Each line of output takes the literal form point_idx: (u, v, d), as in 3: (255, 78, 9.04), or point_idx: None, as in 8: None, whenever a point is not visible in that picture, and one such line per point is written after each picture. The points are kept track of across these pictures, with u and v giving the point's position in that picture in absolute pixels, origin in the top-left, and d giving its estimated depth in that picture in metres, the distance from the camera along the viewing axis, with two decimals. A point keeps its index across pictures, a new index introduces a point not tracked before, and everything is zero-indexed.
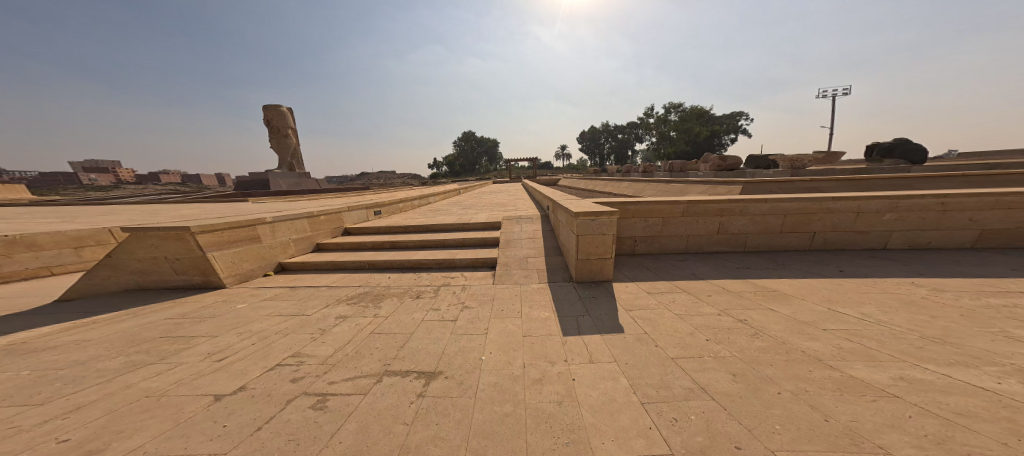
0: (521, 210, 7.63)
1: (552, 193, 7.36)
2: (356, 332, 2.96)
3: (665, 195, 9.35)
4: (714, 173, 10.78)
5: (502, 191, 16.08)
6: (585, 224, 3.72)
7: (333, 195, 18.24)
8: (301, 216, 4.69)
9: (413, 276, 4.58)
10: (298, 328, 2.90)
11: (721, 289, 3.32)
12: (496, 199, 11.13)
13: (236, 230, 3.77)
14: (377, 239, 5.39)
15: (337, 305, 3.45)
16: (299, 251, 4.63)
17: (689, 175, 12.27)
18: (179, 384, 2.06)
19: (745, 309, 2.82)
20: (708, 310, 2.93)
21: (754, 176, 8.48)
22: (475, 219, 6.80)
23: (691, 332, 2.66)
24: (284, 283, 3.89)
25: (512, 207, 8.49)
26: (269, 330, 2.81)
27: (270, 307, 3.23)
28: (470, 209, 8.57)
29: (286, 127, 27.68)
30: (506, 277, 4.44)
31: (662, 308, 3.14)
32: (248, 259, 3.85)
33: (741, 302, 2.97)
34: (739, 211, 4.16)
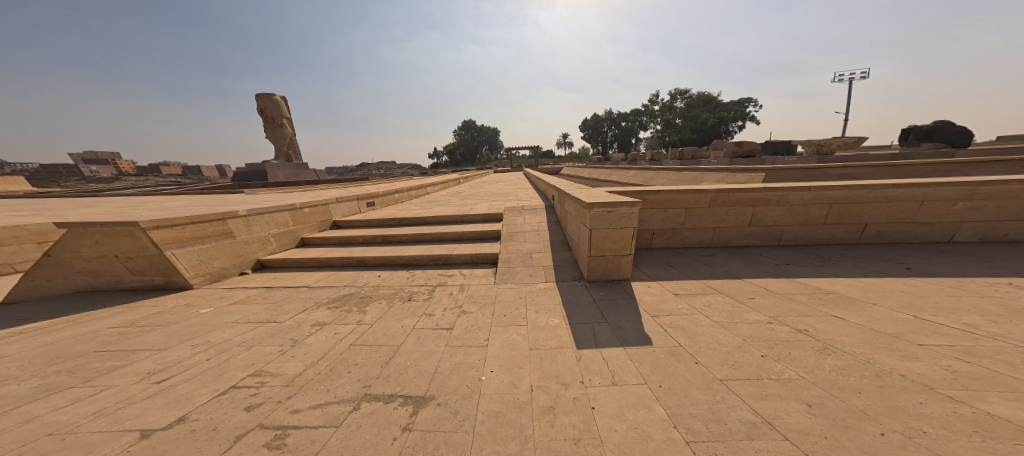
0: (525, 200, 7.11)
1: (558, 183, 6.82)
2: (334, 343, 2.52)
3: (677, 183, 8.77)
4: (729, 160, 10.13)
5: (503, 180, 15.52)
6: (599, 217, 3.21)
7: (329, 186, 17.66)
8: (281, 209, 4.21)
9: (406, 274, 4.13)
10: (265, 339, 2.46)
11: (765, 290, 2.83)
12: (496, 189, 10.58)
13: (203, 225, 3.31)
14: (367, 233, 4.92)
15: (315, 310, 3.01)
16: (281, 246, 4.19)
17: (702, 163, 11.59)
18: (97, 416, 1.63)
19: (803, 317, 2.35)
20: (755, 318, 2.47)
21: (776, 163, 7.86)
22: (475, 210, 6.30)
23: (740, 346, 2.20)
24: (260, 283, 3.44)
25: (515, 197, 7.96)
26: (232, 341, 2.38)
27: (238, 312, 2.80)
28: (469, 200, 8.04)
29: (281, 116, 26.90)
30: (509, 275, 3.98)
31: (693, 314, 2.68)
32: (220, 256, 3.41)
33: (794, 308, 2.50)
34: (776, 201, 3.62)
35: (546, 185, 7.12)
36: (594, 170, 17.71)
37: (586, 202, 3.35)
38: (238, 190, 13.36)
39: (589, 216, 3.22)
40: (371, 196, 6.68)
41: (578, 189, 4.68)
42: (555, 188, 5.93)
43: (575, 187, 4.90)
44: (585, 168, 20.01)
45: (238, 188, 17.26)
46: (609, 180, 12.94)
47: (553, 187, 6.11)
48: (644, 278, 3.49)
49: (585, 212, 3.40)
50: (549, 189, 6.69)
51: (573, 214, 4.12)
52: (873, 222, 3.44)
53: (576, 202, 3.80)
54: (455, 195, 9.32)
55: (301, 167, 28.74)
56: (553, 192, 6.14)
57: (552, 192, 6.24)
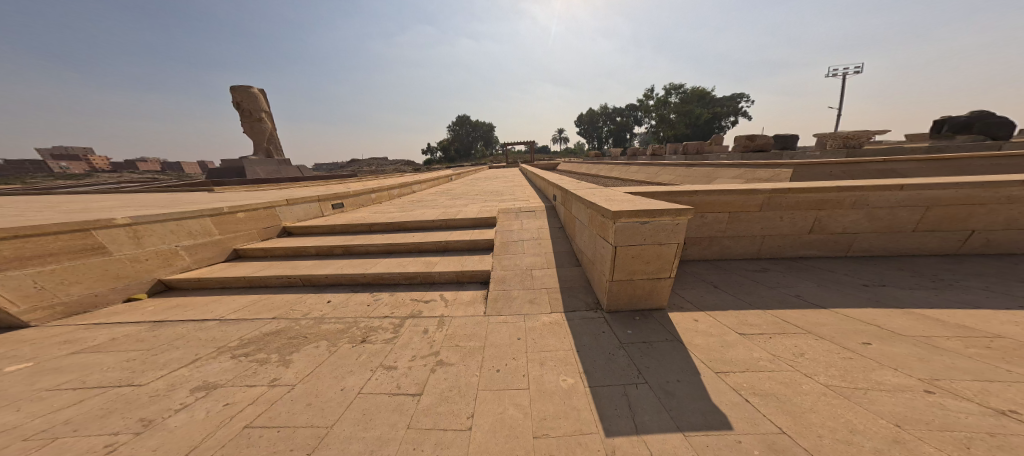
0: (522, 201, 6.19)
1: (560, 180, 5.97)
2: (211, 427, 1.68)
3: (688, 181, 7.95)
4: (740, 156, 9.37)
5: (497, 178, 14.54)
6: (627, 229, 2.31)
7: (310, 184, 16.35)
8: (189, 215, 3.43)
9: (368, 299, 3.20)
10: (91, 424, 1.64)
11: (880, 331, 1.99)
12: (489, 187, 9.61)
13: (47, 240, 2.57)
14: (326, 244, 3.95)
15: (212, 361, 2.17)
16: (193, 262, 3.44)
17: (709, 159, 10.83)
18: None
19: (988, 383, 1.52)
20: (898, 382, 1.61)
21: (797, 158, 7.07)
22: (463, 212, 5.35)
23: (909, 439, 1.32)
24: (145, 319, 2.62)
25: (510, 196, 7.02)
26: (22, 434, 1.56)
27: (76, 369, 2.00)
28: (458, 200, 7.07)
29: (259, 109, 25.18)
30: (504, 302, 3.10)
31: (782, 371, 1.83)
32: (77, 280, 2.68)
33: (950, 364, 1.66)
34: (851, 203, 2.78)
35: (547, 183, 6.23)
36: (593, 167, 16.82)
37: (606, 208, 2.46)
38: (205, 189, 12.02)
39: (613, 228, 2.32)
40: (338, 197, 5.68)
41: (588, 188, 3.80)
42: (559, 186, 5.03)
43: (584, 186, 4.01)
44: (583, 165, 19.12)
45: (208, 186, 15.84)
46: (610, 177, 12.07)
47: (556, 185, 5.20)
48: (688, 308, 2.66)
49: (605, 222, 2.50)
50: (551, 187, 5.78)
51: (584, 220, 3.24)
52: (980, 228, 2.65)
53: (590, 205, 2.92)
54: (442, 195, 8.32)
55: (283, 164, 27.11)
56: (557, 191, 5.23)
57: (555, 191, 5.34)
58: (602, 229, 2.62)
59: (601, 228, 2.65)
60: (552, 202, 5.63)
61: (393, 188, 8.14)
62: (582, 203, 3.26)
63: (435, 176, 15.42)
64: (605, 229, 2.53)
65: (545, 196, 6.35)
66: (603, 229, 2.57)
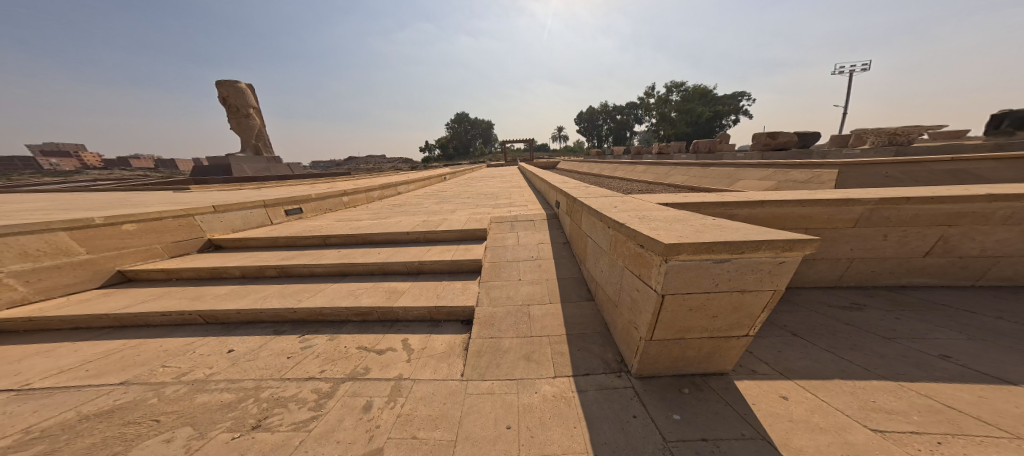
0: (519, 206, 5.31)
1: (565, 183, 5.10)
2: None
3: (707, 182, 7.05)
4: (761, 155, 8.41)
5: (495, 177, 13.59)
6: (686, 271, 1.43)
7: (297, 184, 15.42)
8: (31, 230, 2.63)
9: (292, 350, 2.36)
10: None
11: None
12: (484, 187, 8.67)
13: None
14: (252, 266, 3.16)
15: None
16: (35, 293, 2.64)
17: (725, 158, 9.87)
18: None
19: None
20: None
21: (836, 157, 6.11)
22: (448, 221, 4.48)
23: None
24: None
25: (506, 200, 6.13)
26: None
27: None
28: (448, 203, 6.15)
29: (248, 105, 24.08)
30: (480, 359, 2.30)
31: None
32: None
33: None
34: (994, 218, 2.12)
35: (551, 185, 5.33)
36: (598, 165, 15.88)
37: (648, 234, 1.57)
38: (180, 189, 11.13)
39: (662, 269, 1.43)
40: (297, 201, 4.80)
41: (602, 196, 2.95)
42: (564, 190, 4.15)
43: (597, 193, 3.14)
44: (587, 163, 18.15)
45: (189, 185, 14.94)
46: (617, 176, 11.13)
47: (561, 189, 4.31)
48: (770, 372, 1.84)
49: (643, 255, 1.62)
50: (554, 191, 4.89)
51: (602, 241, 2.37)
52: None
53: (613, 225, 2.04)
54: (431, 197, 7.42)
55: (275, 162, 26.07)
56: (562, 196, 4.34)
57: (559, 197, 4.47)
58: (636, 262, 1.74)
59: (635, 261, 1.77)
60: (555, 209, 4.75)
61: (374, 189, 7.19)
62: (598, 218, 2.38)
63: (431, 175, 14.49)
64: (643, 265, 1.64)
65: (547, 201, 5.48)
66: (640, 265, 1.69)
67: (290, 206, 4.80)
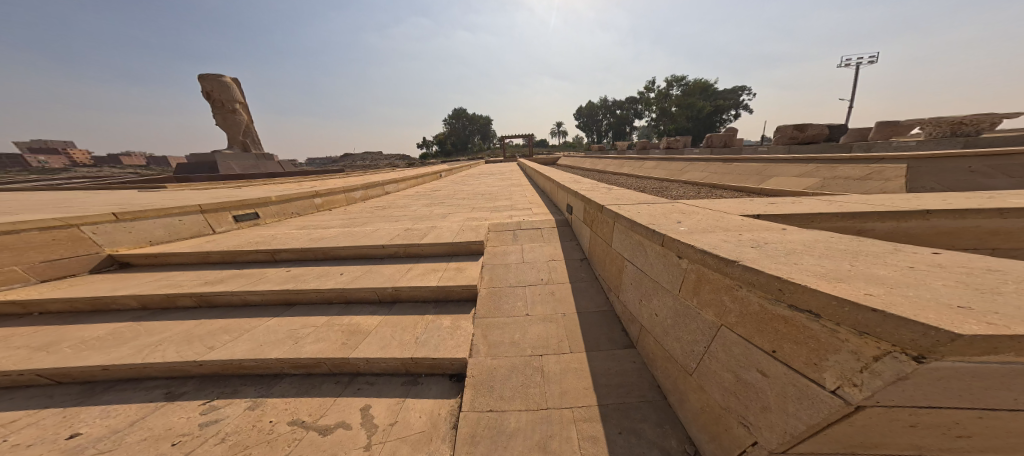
0: (522, 210, 4.51)
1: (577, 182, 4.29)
2: None
3: (735, 179, 6.24)
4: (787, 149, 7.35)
5: (495, 174, 12.76)
6: (962, 381, 0.71)
7: (286, 182, 14.52)
8: None
9: (185, 433, 1.61)
10: None
11: None
12: (484, 186, 7.85)
13: None
14: (153, 295, 2.37)
15: None
16: None
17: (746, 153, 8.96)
18: None
19: None
20: None
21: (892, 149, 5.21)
22: (434, 228, 3.68)
23: None
24: None
25: (506, 201, 5.31)
26: None
27: None
28: (438, 205, 5.33)
29: (234, 100, 22.94)
30: (456, 451, 1.52)
31: None
32: None
33: None
34: None
35: (558, 184, 4.53)
36: (603, 160, 15.00)
37: (844, 295, 0.85)
38: (152, 186, 10.24)
39: (898, 372, 0.73)
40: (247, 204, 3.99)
41: (638, 204, 2.16)
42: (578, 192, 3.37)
43: (629, 199, 2.36)
44: (591, 159, 17.24)
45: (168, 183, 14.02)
46: (626, 173, 10.27)
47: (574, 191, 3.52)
48: None
49: (807, 327, 0.90)
50: (564, 192, 4.11)
51: (659, 272, 1.64)
52: None
53: (698, 256, 1.31)
54: (421, 197, 6.58)
55: (264, 158, 25.00)
56: (574, 199, 3.57)
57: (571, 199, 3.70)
58: (768, 330, 1.02)
59: (762, 326, 1.05)
60: (565, 213, 3.98)
61: (354, 188, 6.32)
62: (653, 239, 1.64)
63: (426, 172, 13.59)
64: (800, 342, 0.93)
65: (554, 203, 4.71)
66: (784, 337, 0.97)
67: (241, 211, 3.97)
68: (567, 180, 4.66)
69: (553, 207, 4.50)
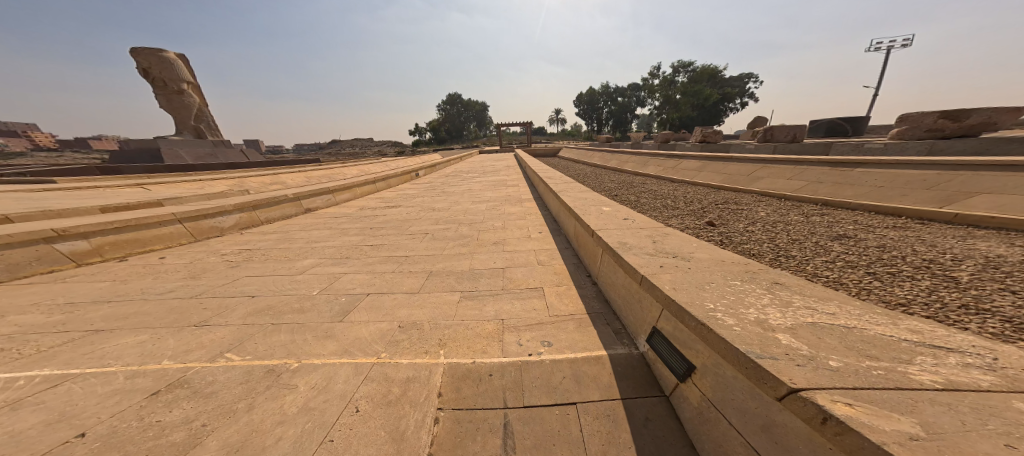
0: (520, 296, 2.16)
1: (653, 236, 1.82)
2: None
3: (866, 187, 3.70)
4: (924, 148, 4.32)
5: (489, 171, 10.12)
6: None
7: (233, 176, 11.82)
8: None
9: None
10: None
11: None
12: (465, 198, 5.29)
13: None
14: None
15: None
16: None
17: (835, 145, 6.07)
18: None
19: None
20: None
21: None
22: (246, 386, 1.42)
23: None
24: None
25: (487, 250, 2.91)
26: None
27: None
28: (363, 254, 2.84)
29: (181, 80, 19.58)
30: None
31: None
32: None
33: None
34: None
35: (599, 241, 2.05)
36: (618, 154, 12.27)
37: None
38: (29, 186, 7.70)
39: None
40: None
41: None
42: (730, 339, 0.93)
43: None
44: (601, 150, 14.51)
45: (87, 177, 11.35)
46: (657, 173, 7.71)
47: (697, 321, 1.05)
48: None
49: None
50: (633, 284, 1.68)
51: None
52: None
53: None
54: (356, 219, 4.06)
55: (222, 145, 21.68)
56: (698, 346, 1.17)
57: (676, 332, 1.31)
58: None
59: None
60: (641, 345, 1.64)
61: (231, 211, 3.49)
62: None
63: (402, 167, 10.82)
64: None
65: (592, 282, 2.32)
66: None
67: None
68: (619, 222, 2.16)
69: (596, 298, 2.12)
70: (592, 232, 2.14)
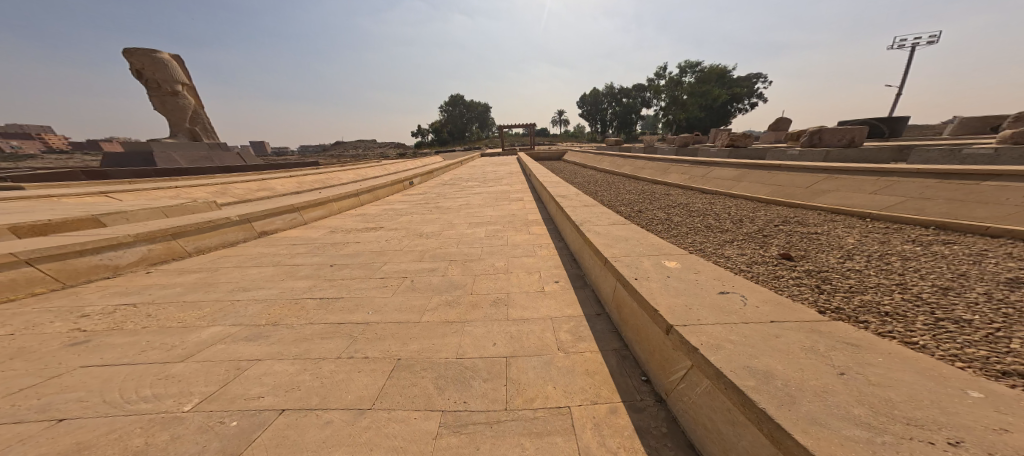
0: (531, 433, 1.28)
1: (792, 378, 0.94)
2: None
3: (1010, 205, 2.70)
4: None
5: (488, 179, 9.26)
6: None
7: (215, 181, 11.05)
8: None
9: None
10: None
11: None
12: (458, 217, 4.41)
13: None
14: None
15: None
16: None
17: (908, 150, 5.03)
18: None
19: None
20: None
21: None
22: None
23: None
24: None
25: (482, 321, 2.05)
26: None
27: None
28: (303, 330, 1.99)
29: (175, 81, 19.03)
30: None
31: None
32: None
33: None
34: None
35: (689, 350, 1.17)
36: (632, 158, 11.26)
37: None
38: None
39: None
40: None
41: None
42: None
43: None
44: (609, 155, 13.63)
45: (62, 182, 10.61)
46: (682, 182, 6.77)
47: None
48: None
49: None
50: None
51: None
52: None
53: None
54: (317, 250, 3.17)
55: (217, 147, 21.08)
56: None
57: None
58: None
59: None
60: None
61: (133, 242, 2.57)
62: None
63: (395, 174, 10.01)
64: None
65: (655, 398, 1.44)
66: None
67: None
68: (703, 315, 1.27)
69: (669, 439, 1.23)
70: (670, 329, 1.25)
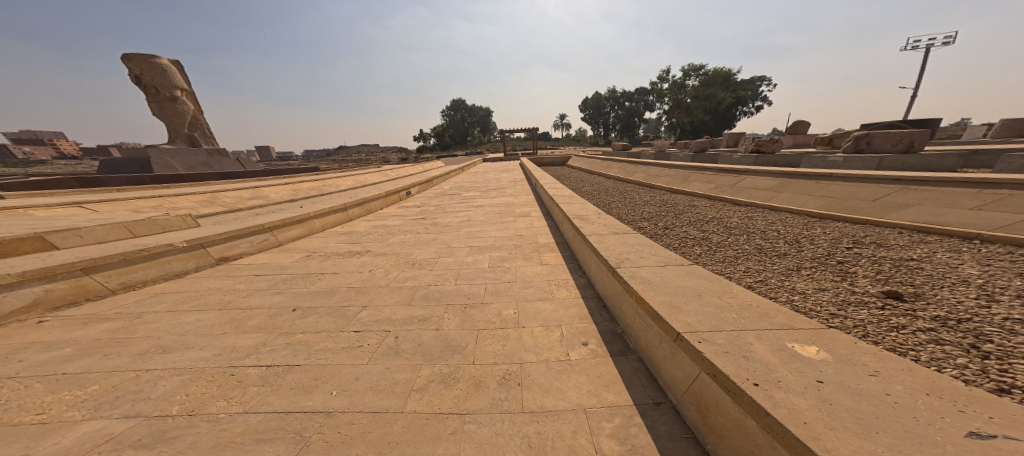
0: None
1: None
2: None
3: None
4: None
5: (491, 189, 8.68)
6: None
7: (207, 190, 10.60)
8: None
9: None
10: None
11: None
12: (457, 237, 3.80)
13: None
14: None
15: None
16: None
17: (984, 155, 4.30)
18: None
19: None
20: None
21: None
22: None
23: None
24: None
25: (493, 419, 1.40)
26: None
27: None
28: (227, 428, 1.34)
29: (175, 87, 18.85)
30: None
31: None
32: None
33: None
34: None
35: None
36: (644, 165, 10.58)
37: None
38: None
39: None
40: None
41: None
42: None
43: None
44: (617, 162, 13.03)
45: (49, 190, 10.17)
46: (707, 192, 6.10)
47: None
48: None
49: None
50: None
51: None
52: None
53: None
54: (282, 286, 2.55)
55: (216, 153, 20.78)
56: None
57: None
58: None
59: None
60: None
61: (24, 281, 1.95)
62: None
63: (392, 183, 9.45)
64: None
65: None
66: None
67: None
68: None
69: None
70: None
